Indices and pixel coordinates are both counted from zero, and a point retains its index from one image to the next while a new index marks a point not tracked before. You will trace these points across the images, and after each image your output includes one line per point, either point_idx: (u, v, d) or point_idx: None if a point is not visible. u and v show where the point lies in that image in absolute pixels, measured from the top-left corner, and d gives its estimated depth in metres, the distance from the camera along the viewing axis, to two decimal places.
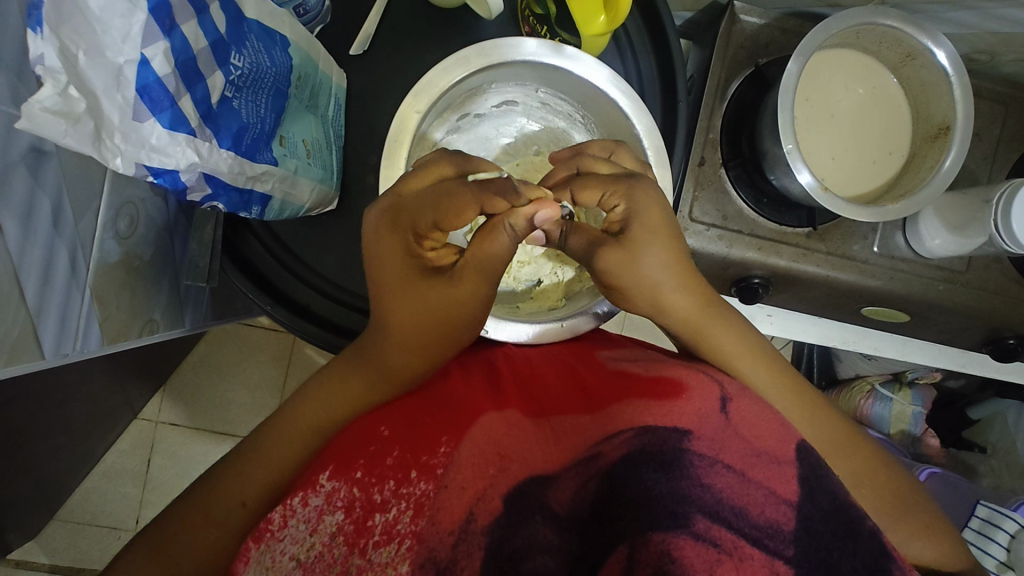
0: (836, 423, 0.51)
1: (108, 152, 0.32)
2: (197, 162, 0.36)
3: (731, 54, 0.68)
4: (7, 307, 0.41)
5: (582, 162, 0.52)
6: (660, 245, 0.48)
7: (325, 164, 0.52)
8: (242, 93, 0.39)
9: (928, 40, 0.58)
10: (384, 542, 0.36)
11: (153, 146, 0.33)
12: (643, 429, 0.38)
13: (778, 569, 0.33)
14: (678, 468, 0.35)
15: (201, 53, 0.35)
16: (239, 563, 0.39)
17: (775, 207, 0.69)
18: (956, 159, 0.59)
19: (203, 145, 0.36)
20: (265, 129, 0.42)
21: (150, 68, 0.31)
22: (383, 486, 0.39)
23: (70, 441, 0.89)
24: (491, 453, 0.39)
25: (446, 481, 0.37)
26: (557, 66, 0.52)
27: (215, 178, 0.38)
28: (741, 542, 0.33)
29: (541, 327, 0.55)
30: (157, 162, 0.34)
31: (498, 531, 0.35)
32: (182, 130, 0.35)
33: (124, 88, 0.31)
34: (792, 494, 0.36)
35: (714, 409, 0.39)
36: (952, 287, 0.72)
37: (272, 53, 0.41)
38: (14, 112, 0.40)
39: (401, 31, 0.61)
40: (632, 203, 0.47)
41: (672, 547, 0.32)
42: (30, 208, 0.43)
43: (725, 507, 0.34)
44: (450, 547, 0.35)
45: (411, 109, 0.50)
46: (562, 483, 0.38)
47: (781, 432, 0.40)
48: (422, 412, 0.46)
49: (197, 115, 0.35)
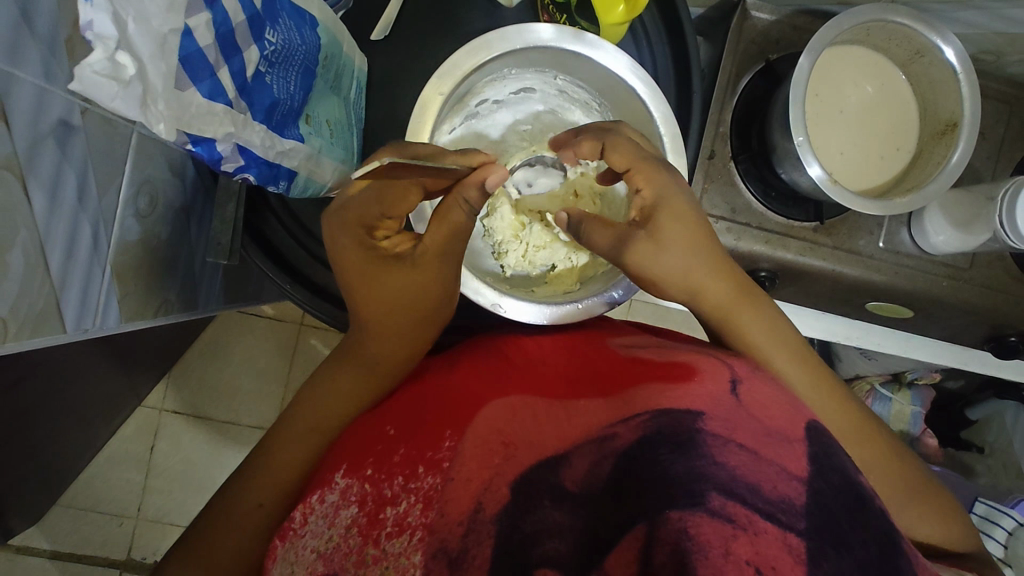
0: (845, 405, 0.52)
1: (153, 118, 0.32)
2: (234, 133, 0.37)
3: (743, 49, 0.70)
4: (33, 278, 0.41)
5: (619, 126, 0.53)
6: (682, 228, 0.50)
7: (346, 145, 0.53)
8: (275, 69, 0.40)
9: (937, 37, 0.59)
10: (396, 534, 0.38)
11: (194, 114, 0.34)
12: (659, 412, 0.38)
13: (789, 541, 0.34)
14: (694, 448, 0.36)
15: (239, 27, 0.36)
16: (270, 559, 0.44)
17: (783, 201, 0.70)
18: (964, 153, 0.60)
19: (239, 116, 0.37)
20: (294, 106, 0.43)
21: (192, 38, 0.32)
22: (393, 481, 0.41)
23: (76, 425, 0.89)
24: (497, 442, 0.40)
25: (451, 473, 0.39)
26: (576, 52, 0.53)
27: (249, 150, 0.39)
28: (755, 516, 0.34)
29: (554, 308, 0.55)
30: (196, 129, 0.34)
31: (506, 519, 0.36)
32: (221, 101, 0.35)
33: (169, 56, 0.31)
34: (802, 470, 0.37)
35: (726, 390, 0.41)
36: (956, 283, 0.73)
37: (303, 31, 0.42)
38: (45, 86, 0.41)
39: (420, 17, 0.62)
40: (659, 186, 0.49)
41: (689, 525, 0.33)
42: (56, 181, 0.43)
43: (739, 483, 0.35)
44: (459, 536, 0.36)
45: (434, 91, 0.51)
46: (574, 460, 0.39)
47: (792, 414, 0.41)
48: (429, 402, 0.48)
49: (233, 86, 0.36)
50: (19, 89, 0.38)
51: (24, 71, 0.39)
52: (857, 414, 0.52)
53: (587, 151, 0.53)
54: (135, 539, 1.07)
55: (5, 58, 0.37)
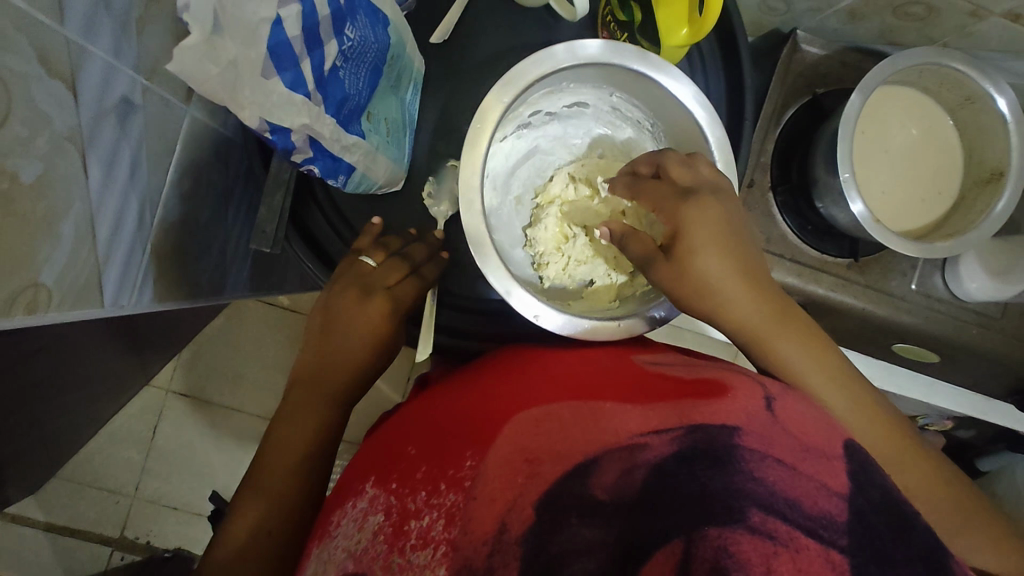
0: (852, 382, 0.49)
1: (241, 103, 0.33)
2: (308, 124, 0.38)
3: (791, 81, 0.70)
4: (79, 253, 0.42)
5: (662, 160, 0.51)
6: (716, 251, 0.46)
7: (399, 144, 0.54)
8: (348, 64, 0.41)
9: (990, 86, 0.59)
10: (420, 546, 0.36)
11: (275, 101, 0.35)
12: (691, 428, 0.37)
13: (834, 558, 0.32)
14: (732, 463, 0.34)
15: (323, 21, 0.37)
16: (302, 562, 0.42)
17: (818, 235, 0.70)
18: (1009, 203, 0.59)
19: (315, 108, 0.38)
20: (360, 102, 0.44)
21: (281, 28, 0.34)
22: (416, 496, 0.40)
23: (82, 401, 0.89)
24: (519, 459, 0.38)
25: (474, 492, 0.37)
26: (637, 72, 0.52)
27: (318, 141, 0.40)
28: (797, 533, 0.32)
29: (598, 322, 0.50)
30: (276, 118, 0.36)
31: (532, 539, 0.34)
32: (301, 92, 0.37)
33: (257, 44, 0.33)
34: (843, 487, 0.35)
35: (760, 407, 0.39)
36: (986, 331, 0.72)
37: (376, 29, 0.43)
38: (113, 62, 0.42)
39: (480, 27, 0.62)
40: (684, 218, 0.47)
41: (729, 543, 0.31)
42: (113, 156, 0.44)
43: (779, 499, 0.33)
44: (485, 556, 0.34)
45: (496, 99, 0.50)
46: (605, 465, 0.36)
47: (828, 431, 0.39)
48: (469, 406, 0.47)
49: (312, 78, 0.38)
50: (90, 64, 0.40)
51: (93, 47, 0.40)
52: (886, 419, 0.49)
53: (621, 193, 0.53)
54: (129, 518, 1.07)
55: (79, 32, 0.38)
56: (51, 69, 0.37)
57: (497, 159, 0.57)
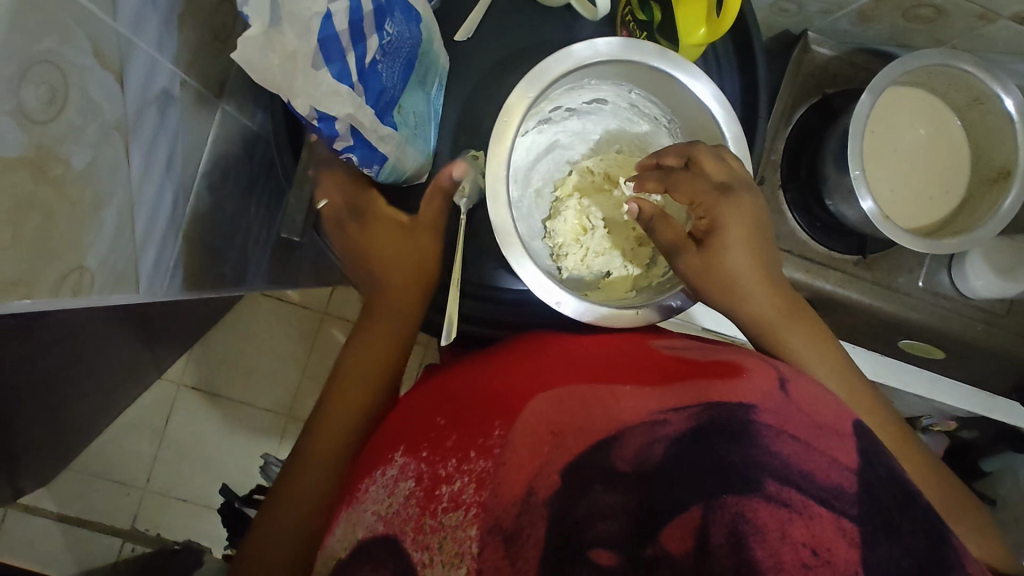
0: (851, 369, 0.52)
1: (295, 91, 0.37)
2: (352, 114, 0.41)
3: (801, 81, 0.72)
4: (119, 239, 0.44)
5: (693, 152, 0.51)
6: (744, 245, 0.49)
7: (425, 138, 0.55)
8: (387, 58, 0.44)
9: (998, 87, 0.60)
10: (452, 508, 0.39)
11: (325, 89, 0.39)
12: (709, 404, 0.39)
13: (845, 526, 0.34)
14: (748, 437, 0.36)
15: (366, 16, 0.40)
16: (336, 522, 0.46)
17: (827, 231, 0.72)
18: (1016, 200, 0.61)
19: (357, 99, 0.41)
20: (395, 94, 0.46)
21: (330, 22, 0.38)
22: (447, 462, 0.42)
23: (99, 391, 0.90)
24: (545, 431, 0.40)
25: (503, 458, 0.39)
26: (657, 69, 0.54)
27: (359, 131, 0.43)
28: (810, 502, 0.34)
29: (616, 312, 0.52)
30: (323, 107, 0.39)
31: (558, 504, 0.36)
32: (345, 82, 0.40)
33: (310, 35, 0.37)
34: (853, 461, 0.37)
35: (775, 387, 0.41)
36: (991, 328, 0.74)
37: (411, 25, 0.45)
38: (156, 55, 0.44)
39: (499, 25, 0.64)
40: (722, 215, 0.49)
41: (746, 509, 0.34)
42: (152, 146, 0.46)
43: (794, 471, 0.35)
44: (514, 516, 0.36)
45: (522, 94, 0.52)
46: (627, 439, 0.38)
47: (839, 410, 0.41)
48: (494, 383, 0.48)
49: (356, 70, 0.41)
50: (136, 56, 0.42)
51: (138, 39, 0.42)
52: (881, 405, 0.52)
53: (651, 187, 0.53)
54: (140, 509, 1.08)
55: (128, 26, 0.40)
56: (103, 61, 0.39)
57: (516, 154, 0.59)
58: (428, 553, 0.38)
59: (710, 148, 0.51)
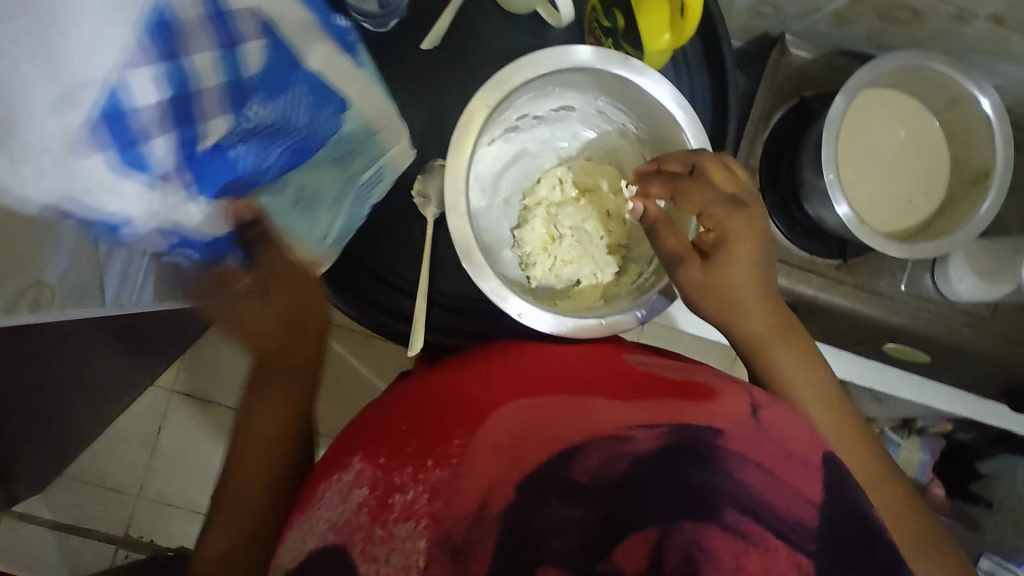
0: (825, 385, 0.52)
1: (18, 174, 0.30)
2: (145, 212, 0.35)
3: (778, 84, 0.71)
4: (79, 257, 0.43)
5: (700, 160, 0.50)
6: (749, 261, 0.49)
7: (322, 227, 0.51)
8: (245, 141, 0.38)
9: (974, 88, 0.60)
10: (403, 519, 0.37)
11: (93, 182, 0.32)
12: (678, 426, 0.39)
13: (801, 563, 0.34)
14: (713, 463, 0.37)
15: (207, 93, 0.35)
16: (287, 530, 0.43)
17: (807, 236, 0.71)
18: (993, 205, 0.60)
19: (164, 193, 0.35)
20: (259, 179, 0.41)
21: (124, 95, 0.31)
22: (403, 471, 0.41)
23: (89, 401, 0.91)
24: (506, 442, 0.39)
25: (461, 468, 0.38)
26: (620, 76, 0.53)
27: (164, 226, 0.37)
28: (767, 534, 0.35)
29: (582, 322, 0.52)
30: (93, 203, 0.33)
31: (511, 516, 0.35)
32: (142, 173, 0.33)
33: (80, 110, 0.30)
34: (817, 495, 0.37)
35: (746, 414, 0.40)
36: (976, 331, 0.73)
37: (316, 114, 0.42)
38: None
39: (470, 32, 0.64)
40: (732, 229, 0.48)
41: (704, 538, 0.34)
42: None
43: (756, 501, 0.36)
44: (464, 529, 0.35)
45: (482, 102, 0.51)
46: (590, 451, 0.38)
47: (811, 440, 0.40)
48: (460, 391, 0.47)
49: (175, 158, 0.35)
50: None
51: None
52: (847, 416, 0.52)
53: (657, 192, 0.52)
54: (133, 516, 1.08)
55: None
56: None
57: (484, 161, 0.58)
58: (374, 565, 0.36)
59: (715, 154, 0.50)
